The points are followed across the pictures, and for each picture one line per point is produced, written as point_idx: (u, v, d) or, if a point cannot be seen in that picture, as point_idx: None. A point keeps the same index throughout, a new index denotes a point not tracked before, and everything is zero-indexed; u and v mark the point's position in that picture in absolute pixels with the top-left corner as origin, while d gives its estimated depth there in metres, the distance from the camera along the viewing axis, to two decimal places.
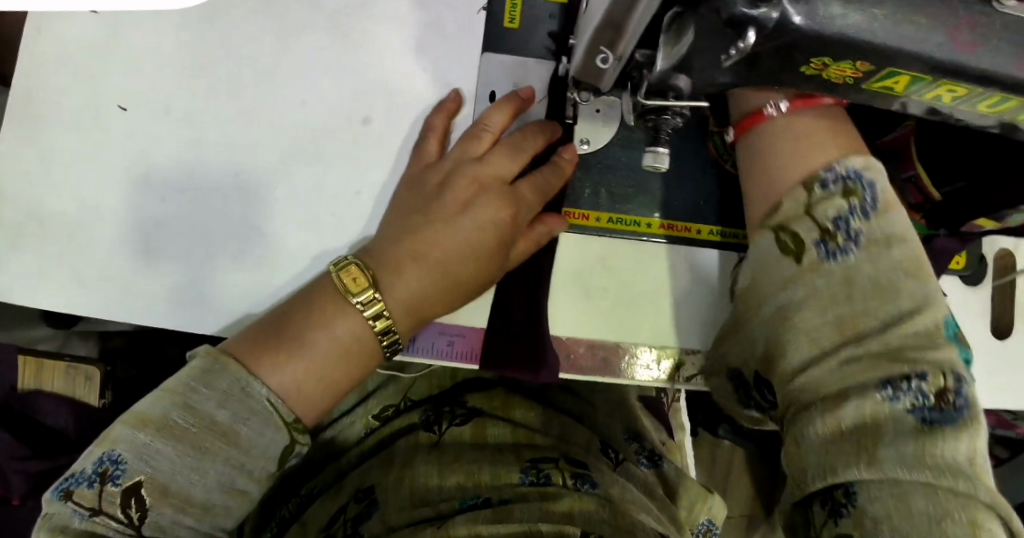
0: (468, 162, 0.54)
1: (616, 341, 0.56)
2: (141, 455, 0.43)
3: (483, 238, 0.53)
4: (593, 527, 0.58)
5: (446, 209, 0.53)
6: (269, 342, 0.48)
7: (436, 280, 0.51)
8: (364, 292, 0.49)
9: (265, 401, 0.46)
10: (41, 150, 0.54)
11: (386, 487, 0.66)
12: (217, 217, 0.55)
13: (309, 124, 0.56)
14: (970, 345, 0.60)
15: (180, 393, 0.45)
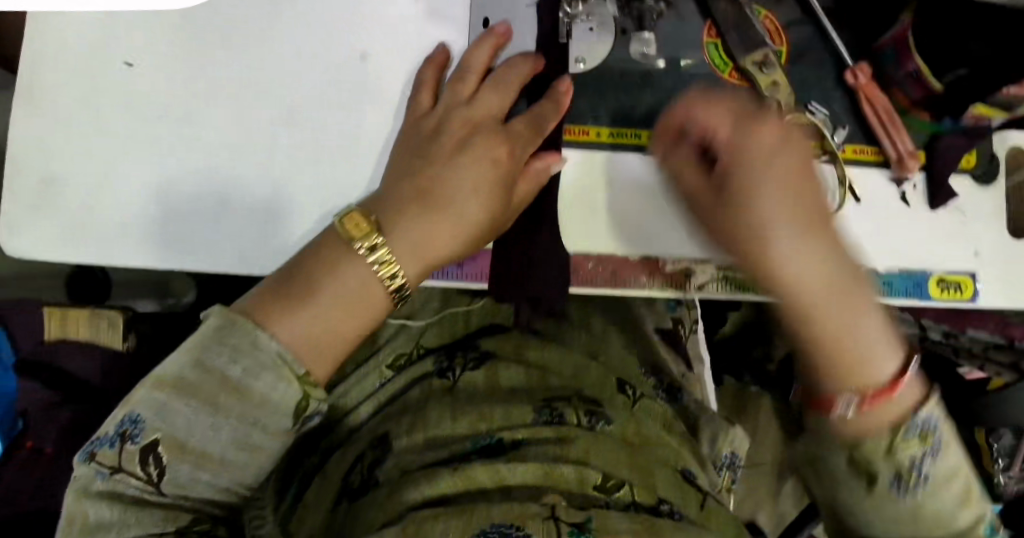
0: (460, 107, 0.54)
1: (626, 253, 0.55)
2: (156, 412, 0.43)
3: (488, 174, 0.52)
4: (610, 468, 0.61)
5: (444, 152, 0.53)
6: (283, 297, 0.48)
7: (444, 224, 0.51)
8: (368, 236, 0.49)
9: (276, 354, 0.46)
10: (51, 111, 0.55)
11: (399, 432, 0.67)
12: (226, 164, 0.55)
13: (305, 65, 0.55)
14: (987, 250, 0.58)
15: (193, 351, 0.45)
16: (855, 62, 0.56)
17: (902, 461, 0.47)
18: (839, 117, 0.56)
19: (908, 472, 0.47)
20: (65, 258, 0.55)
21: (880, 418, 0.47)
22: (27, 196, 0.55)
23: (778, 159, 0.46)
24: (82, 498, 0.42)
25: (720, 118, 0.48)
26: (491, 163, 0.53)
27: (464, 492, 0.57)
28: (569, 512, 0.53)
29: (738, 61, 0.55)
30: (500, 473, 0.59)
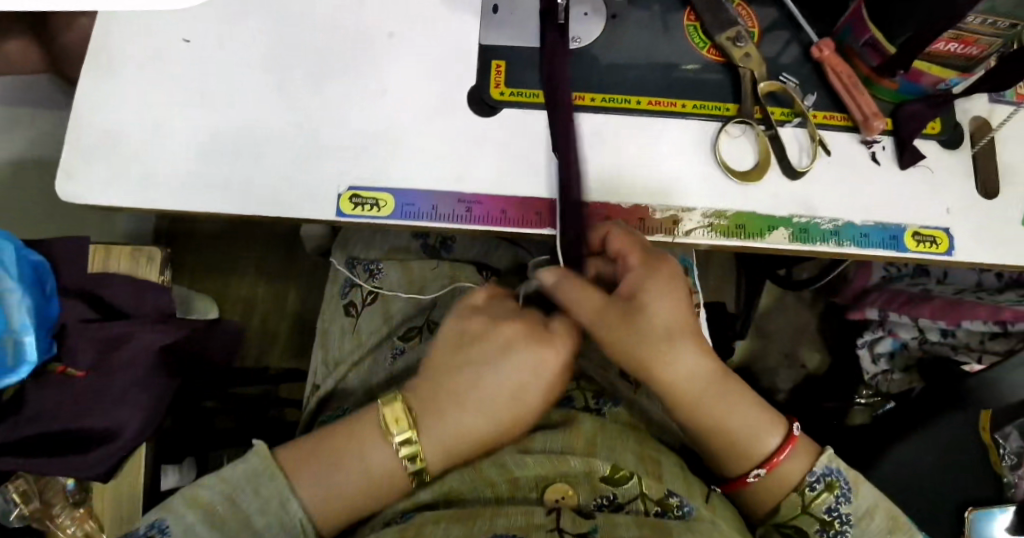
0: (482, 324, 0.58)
1: (617, 200, 0.61)
2: (183, 533, 0.52)
3: (511, 387, 0.56)
4: (618, 458, 0.59)
5: (473, 353, 0.57)
6: (321, 454, 0.56)
7: (472, 408, 0.56)
8: (403, 429, 0.56)
9: (301, 519, 0.54)
10: (121, 73, 0.65)
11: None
12: (267, 118, 0.64)
13: (341, 41, 0.66)
14: (957, 209, 0.62)
15: (231, 484, 0.54)
16: (820, 40, 0.63)
17: (819, 514, 0.58)
18: (808, 87, 0.63)
19: (828, 520, 0.58)
20: (114, 200, 0.62)
21: (789, 474, 0.58)
22: (87, 148, 0.63)
23: (663, 295, 0.56)
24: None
25: (626, 245, 0.57)
26: (515, 367, 0.56)
27: (472, 489, 0.57)
28: (575, 521, 0.53)
29: (714, 37, 0.63)
30: (506, 468, 0.57)
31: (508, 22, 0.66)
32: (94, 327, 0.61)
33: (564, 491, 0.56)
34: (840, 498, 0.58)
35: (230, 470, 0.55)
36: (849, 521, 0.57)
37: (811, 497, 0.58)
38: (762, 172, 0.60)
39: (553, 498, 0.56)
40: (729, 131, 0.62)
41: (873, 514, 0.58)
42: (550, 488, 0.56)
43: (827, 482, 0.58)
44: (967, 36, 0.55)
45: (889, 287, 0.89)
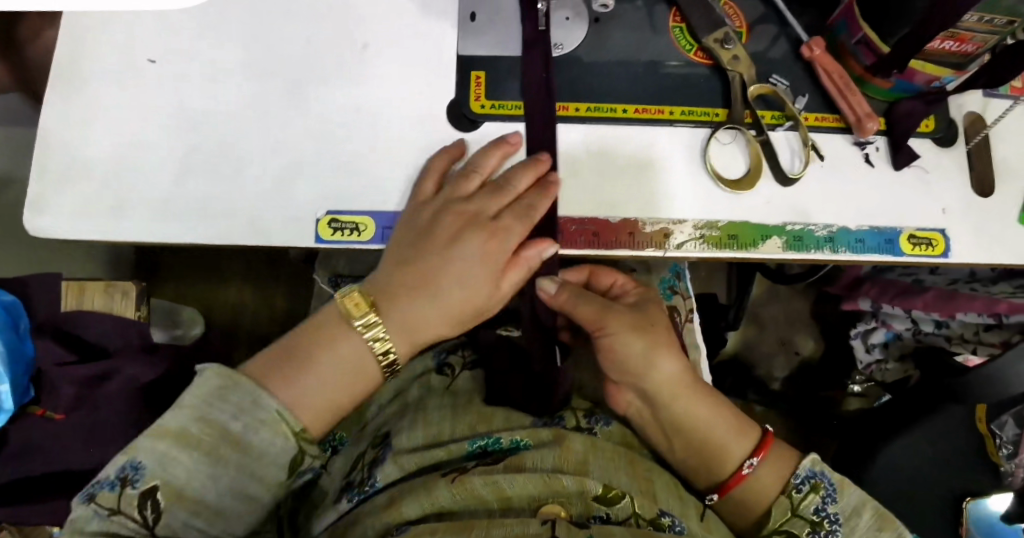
0: (455, 201, 0.58)
1: (607, 214, 0.58)
2: (162, 462, 0.51)
3: (481, 266, 0.57)
4: (611, 476, 0.59)
5: (436, 247, 0.57)
6: (293, 355, 0.56)
7: (427, 303, 0.57)
8: (366, 316, 0.56)
9: (276, 412, 0.53)
10: (86, 97, 0.63)
11: (399, 430, 0.67)
12: (238, 139, 0.62)
13: (312, 56, 0.63)
14: (955, 212, 0.61)
15: (197, 408, 0.52)
16: (811, 38, 0.61)
17: (808, 515, 0.60)
18: (799, 89, 0.61)
19: (816, 520, 0.59)
20: (85, 234, 0.61)
21: (771, 481, 0.61)
22: (54, 179, 0.62)
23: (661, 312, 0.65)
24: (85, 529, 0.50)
25: (613, 277, 0.67)
26: (482, 255, 0.57)
27: (464, 506, 0.57)
28: (569, 530, 0.53)
29: (701, 40, 0.60)
30: (497, 486, 0.58)
31: (487, 29, 0.63)
32: (74, 370, 0.60)
33: (558, 510, 0.56)
34: (828, 497, 0.59)
35: (188, 396, 0.53)
36: (837, 520, 0.59)
37: (800, 500, 0.60)
38: (754, 181, 0.58)
39: (547, 513, 0.56)
40: (719, 137, 0.60)
41: (859, 514, 0.58)
42: (543, 506, 0.57)
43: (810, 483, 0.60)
44: (962, 34, 0.53)
45: (881, 278, 0.88)
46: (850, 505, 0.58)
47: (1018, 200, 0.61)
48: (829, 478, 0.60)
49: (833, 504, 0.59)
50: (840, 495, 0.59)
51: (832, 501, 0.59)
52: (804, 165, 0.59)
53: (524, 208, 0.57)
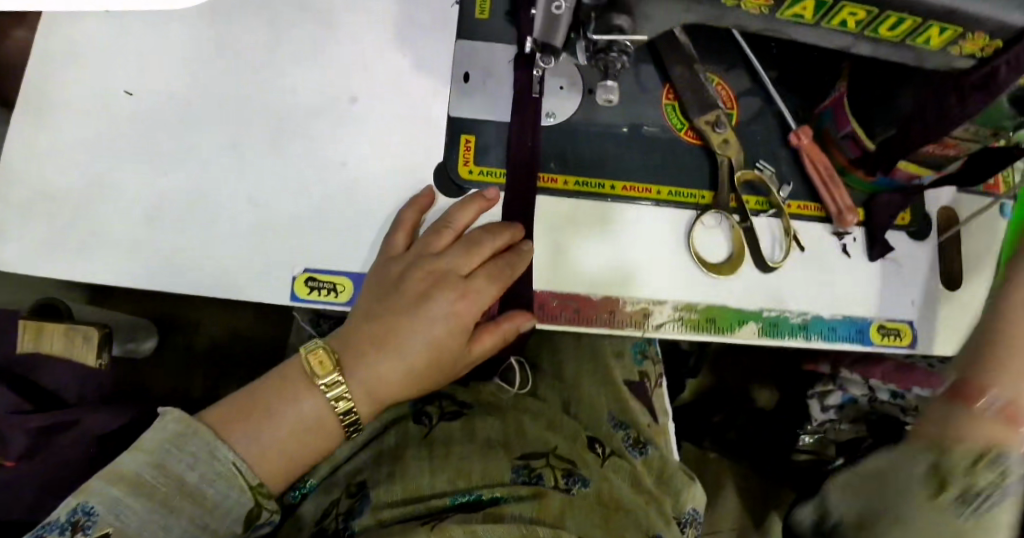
0: (429, 258, 0.56)
1: (590, 291, 0.59)
2: (114, 509, 0.44)
3: (449, 326, 0.54)
4: (584, 528, 0.58)
5: (406, 304, 0.55)
6: (243, 409, 0.51)
7: (394, 360, 0.54)
8: (328, 375, 0.52)
9: (232, 465, 0.48)
10: (54, 123, 0.60)
11: (377, 481, 0.62)
12: (216, 187, 0.60)
13: (298, 108, 0.61)
14: (924, 304, 0.62)
15: (154, 453, 0.47)
16: (799, 126, 0.61)
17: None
18: (785, 176, 0.62)
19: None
20: (48, 272, 0.58)
21: None
22: (14, 210, 0.58)
23: None
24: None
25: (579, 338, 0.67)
26: (449, 316, 0.54)
27: None
28: None
29: (693, 120, 0.61)
30: (475, 536, 0.53)
31: (480, 92, 0.63)
32: (26, 419, 0.58)
33: None
34: None
35: (146, 439, 0.47)
36: None
37: None
38: (736, 265, 0.59)
39: None
40: (705, 221, 0.60)
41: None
42: None
43: None
44: (949, 140, 0.53)
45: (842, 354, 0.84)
46: None
47: (983, 295, 0.63)
48: None
49: None
50: None
51: None
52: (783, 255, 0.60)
53: (498, 270, 0.56)
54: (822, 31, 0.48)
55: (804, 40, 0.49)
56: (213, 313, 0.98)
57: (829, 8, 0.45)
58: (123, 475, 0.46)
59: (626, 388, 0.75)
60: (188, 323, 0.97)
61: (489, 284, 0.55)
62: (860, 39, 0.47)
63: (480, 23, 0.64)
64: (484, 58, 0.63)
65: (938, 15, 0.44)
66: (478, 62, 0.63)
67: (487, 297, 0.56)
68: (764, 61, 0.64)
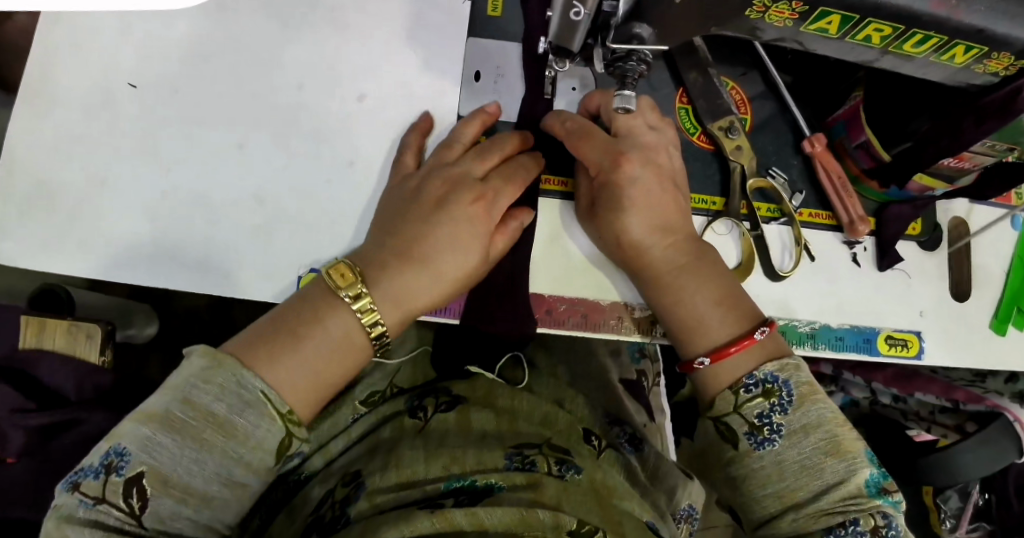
0: (444, 168, 0.57)
1: (595, 297, 0.60)
2: (144, 447, 0.44)
3: (470, 224, 0.55)
4: (583, 514, 0.54)
5: (424, 211, 0.55)
6: (271, 337, 0.49)
7: (415, 272, 0.53)
8: (353, 286, 0.51)
9: (260, 393, 0.47)
10: (57, 113, 0.59)
11: (372, 471, 0.60)
12: (221, 183, 0.59)
13: (305, 105, 0.61)
14: (933, 315, 0.62)
15: (180, 389, 0.46)
16: (813, 134, 0.61)
17: (749, 417, 0.52)
18: (797, 184, 0.62)
19: (757, 425, 0.52)
20: (57, 268, 0.57)
21: None
22: (18, 204, 0.58)
23: None
24: (65, 523, 0.42)
25: None
26: (469, 218, 0.55)
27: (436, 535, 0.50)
28: None
29: (706, 126, 0.60)
30: (476, 517, 0.51)
31: (491, 92, 0.62)
32: (28, 416, 0.59)
33: None
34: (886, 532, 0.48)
35: (171, 378, 0.47)
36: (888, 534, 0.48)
37: (824, 510, 0.49)
38: (744, 275, 0.59)
39: None
40: (715, 230, 0.60)
41: (809, 432, 0.50)
42: None
43: (863, 516, 0.48)
44: (966, 154, 0.54)
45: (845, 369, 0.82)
46: (885, 523, 0.48)
47: (989, 305, 0.63)
48: (883, 515, 0.49)
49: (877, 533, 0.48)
50: (880, 515, 0.49)
51: (881, 524, 0.48)
52: (791, 257, 0.60)
53: (511, 175, 0.58)
54: (844, 46, 0.48)
55: (825, 54, 0.50)
56: (213, 304, 0.97)
57: (856, 25, 0.45)
58: (149, 413, 0.45)
59: (620, 385, 0.76)
60: (187, 312, 0.97)
61: (504, 184, 0.57)
62: (886, 53, 0.48)
63: (491, 21, 0.63)
64: (496, 57, 0.63)
65: (966, 34, 0.44)
66: (489, 61, 0.63)
67: (506, 198, 0.57)
68: (781, 65, 0.64)
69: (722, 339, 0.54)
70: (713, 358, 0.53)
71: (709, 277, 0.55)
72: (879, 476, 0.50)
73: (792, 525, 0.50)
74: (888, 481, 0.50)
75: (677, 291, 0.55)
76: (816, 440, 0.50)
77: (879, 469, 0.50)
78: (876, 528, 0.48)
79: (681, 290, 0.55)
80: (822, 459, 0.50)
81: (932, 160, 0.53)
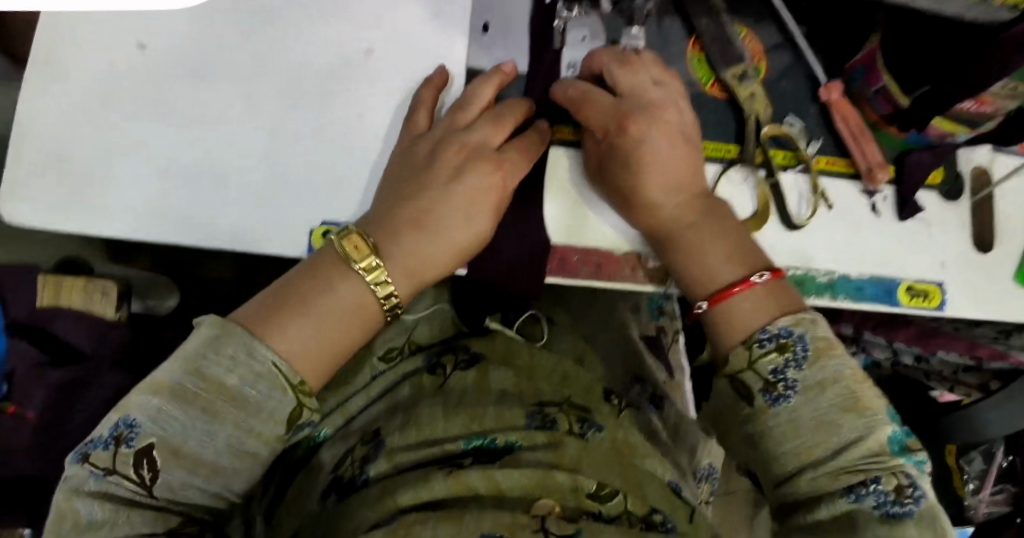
0: (455, 134, 0.57)
1: (609, 250, 0.59)
2: (154, 418, 0.43)
3: (484, 193, 0.55)
4: (604, 475, 0.54)
5: (437, 182, 0.55)
6: (283, 305, 0.49)
7: (427, 241, 0.53)
8: (366, 259, 0.51)
9: (272, 364, 0.46)
10: (67, 76, 0.59)
11: (390, 429, 0.59)
12: (229, 140, 0.59)
13: (312, 60, 0.60)
14: (956, 267, 0.61)
15: (190, 361, 0.45)
16: (830, 81, 0.60)
17: (764, 372, 0.51)
18: (813, 132, 0.61)
19: (772, 381, 0.51)
20: (71, 229, 0.58)
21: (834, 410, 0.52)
22: (30, 165, 0.58)
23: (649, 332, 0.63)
24: (74, 495, 0.42)
25: None
26: (485, 186, 0.55)
27: (454, 496, 0.50)
28: (561, 524, 0.48)
29: (719, 73, 0.59)
30: (493, 480, 0.51)
31: (500, 43, 0.62)
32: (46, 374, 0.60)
33: (551, 505, 0.50)
34: (907, 488, 0.47)
35: (182, 348, 0.46)
36: (909, 491, 0.47)
37: (843, 466, 0.48)
38: (760, 224, 0.58)
39: (538, 509, 0.49)
40: (730, 178, 0.59)
41: (827, 387, 0.50)
42: (536, 503, 0.50)
43: (883, 470, 0.47)
44: (986, 96, 0.52)
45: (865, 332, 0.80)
46: (907, 481, 0.47)
47: (1015, 255, 0.62)
48: (904, 473, 0.47)
49: (898, 490, 0.47)
50: (902, 474, 0.47)
51: (902, 481, 0.47)
52: (809, 204, 0.59)
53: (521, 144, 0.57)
54: None
55: None
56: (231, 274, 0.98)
57: None
58: (159, 385, 0.44)
59: (638, 344, 0.75)
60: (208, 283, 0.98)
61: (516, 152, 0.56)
62: None
63: None
64: (503, 8, 0.62)
65: None
66: (497, 13, 0.62)
67: (516, 167, 0.56)
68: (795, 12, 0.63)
69: (730, 281, 0.54)
70: (714, 301, 0.54)
71: (723, 232, 0.55)
72: (901, 434, 0.49)
73: (811, 483, 0.49)
74: (911, 440, 0.49)
75: (692, 248, 0.55)
76: (833, 396, 0.49)
77: (902, 428, 0.49)
78: (897, 484, 0.47)
79: (692, 243, 0.55)
80: (839, 414, 0.49)
81: (952, 99, 0.51)
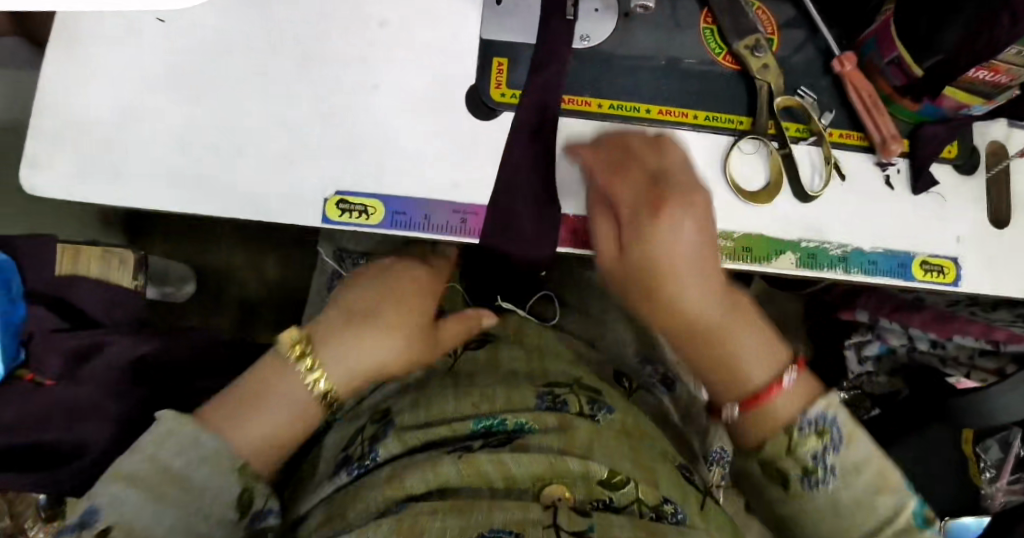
0: (387, 283, 0.61)
1: None
2: (110, 503, 0.47)
3: (405, 332, 0.59)
4: (615, 460, 0.53)
5: (340, 320, 0.58)
6: (241, 401, 0.53)
7: (359, 335, 0.57)
8: (305, 357, 0.55)
9: (216, 449, 0.50)
10: (88, 50, 0.60)
11: (401, 409, 0.60)
12: (244, 111, 0.60)
13: (326, 31, 0.61)
14: (971, 242, 0.60)
15: (145, 448, 0.49)
16: (842, 53, 0.60)
17: (804, 459, 0.51)
18: (826, 104, 0.61)
19: (811, 466, 0.51)
20: (89, 198, 0.58)
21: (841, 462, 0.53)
22: (51, 137, 0.59)
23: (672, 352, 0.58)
24: None
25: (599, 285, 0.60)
26: (403, 312, 0.60)
27: (466, 481, 0.50)
28: (571, 519, 0.46)
29: (732, 45, 0.60)
30: (504, 466, 0.50)
31: (512, 16, 0.62)
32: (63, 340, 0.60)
33: (562, 492, 0.49)
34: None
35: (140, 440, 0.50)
36: None
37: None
38: (773, 194, 0.58)
39: (551, 495, 0.48)
40: (742, 148, 0.59)
41: (860, 470, 0.50)
42: (548, 488, 0.49)
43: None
44: (998, 65, 0.51)
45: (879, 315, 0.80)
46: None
47: None
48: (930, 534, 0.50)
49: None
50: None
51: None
52: (821, 174, 0.59)
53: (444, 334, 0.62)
54: None
55: None
56: None
57: None
58: (118, 472, 0.48)
59: None
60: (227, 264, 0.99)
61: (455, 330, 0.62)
62: None
63: None
64: None
65: None
66: None
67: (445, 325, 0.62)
68: None
69: (758, 382, 0.53)
70: (745, 406, 0.53)
71: (742, 314, 0.55)
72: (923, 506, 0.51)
73: None
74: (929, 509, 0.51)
75: (709, 361, 0.54)
76: (866, 480, 0.50)
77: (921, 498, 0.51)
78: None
79: (709, 357, 0.54)
80: (875, 496, 0.50)
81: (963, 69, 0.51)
